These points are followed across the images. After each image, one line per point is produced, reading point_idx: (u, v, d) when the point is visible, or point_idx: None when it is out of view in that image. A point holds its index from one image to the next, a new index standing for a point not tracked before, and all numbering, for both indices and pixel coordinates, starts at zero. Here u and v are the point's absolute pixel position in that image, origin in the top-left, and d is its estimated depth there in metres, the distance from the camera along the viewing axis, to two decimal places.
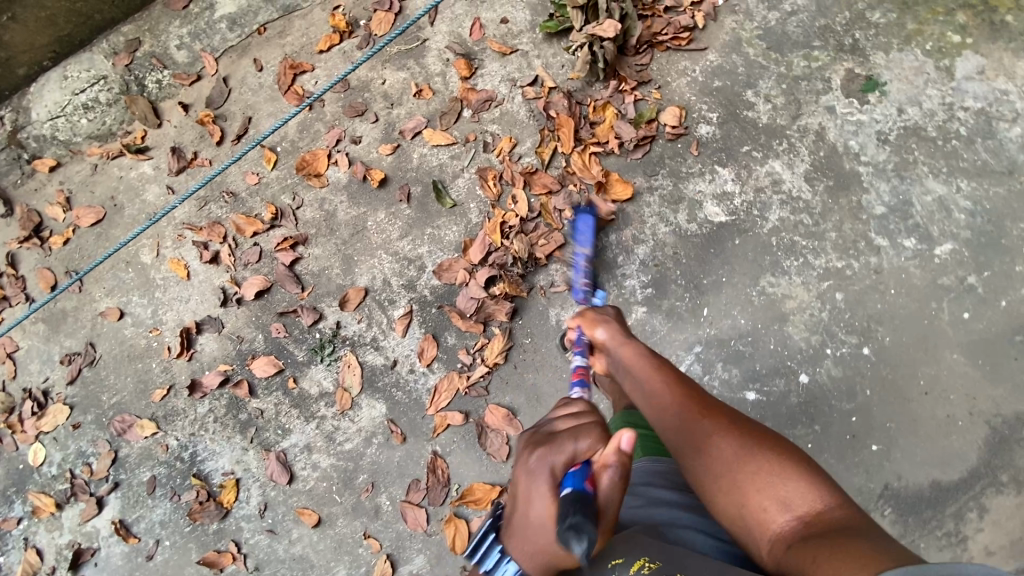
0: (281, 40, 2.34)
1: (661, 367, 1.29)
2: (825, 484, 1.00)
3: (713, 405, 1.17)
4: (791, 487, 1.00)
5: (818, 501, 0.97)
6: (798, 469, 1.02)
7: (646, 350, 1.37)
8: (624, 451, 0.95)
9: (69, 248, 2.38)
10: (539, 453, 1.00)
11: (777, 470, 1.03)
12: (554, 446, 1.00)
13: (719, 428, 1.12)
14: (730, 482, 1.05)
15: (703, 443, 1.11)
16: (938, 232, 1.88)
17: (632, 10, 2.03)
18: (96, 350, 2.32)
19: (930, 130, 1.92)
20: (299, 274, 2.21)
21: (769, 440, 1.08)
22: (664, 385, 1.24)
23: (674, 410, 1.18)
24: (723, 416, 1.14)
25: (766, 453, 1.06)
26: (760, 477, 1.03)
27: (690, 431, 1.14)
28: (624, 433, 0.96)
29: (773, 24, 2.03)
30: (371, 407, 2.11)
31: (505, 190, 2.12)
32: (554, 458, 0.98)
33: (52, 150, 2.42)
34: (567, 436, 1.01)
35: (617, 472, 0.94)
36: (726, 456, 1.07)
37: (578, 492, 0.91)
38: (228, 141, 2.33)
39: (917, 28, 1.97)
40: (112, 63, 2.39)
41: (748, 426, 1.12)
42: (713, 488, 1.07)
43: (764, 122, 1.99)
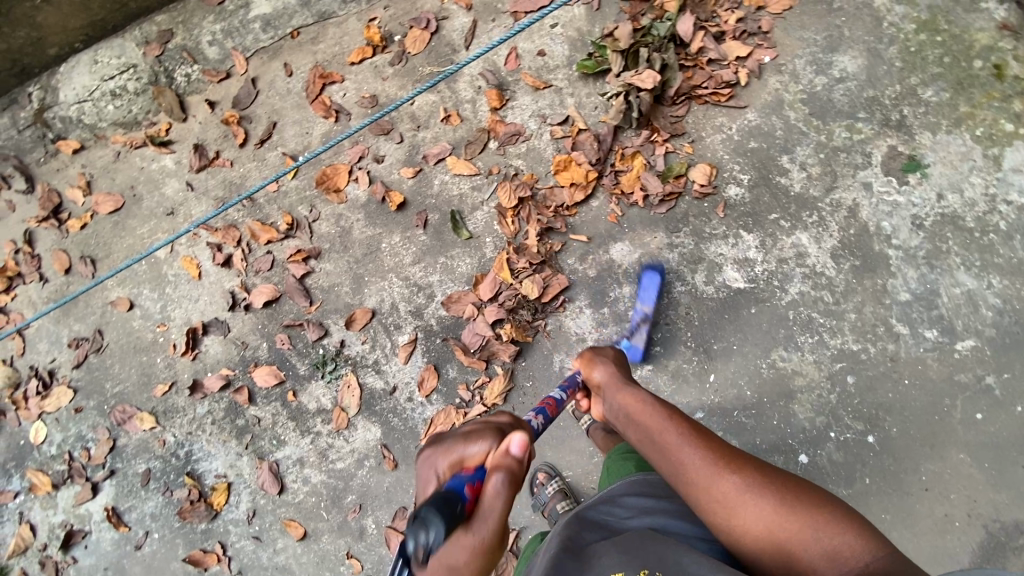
0: (313, 46, 2.31)
1: (673, 420, 1.25)
2: (854, 525, 0.97)
3: (734, 457, 1.12)
4: (832, 536, 0.96)
5: (857, 546, 0.94)
6: (834, 516, 0.99)
7: (655, 402, 1.32)
8: (513, 452, 1.06)
9: (86, 233, 2.40)
10: (435, 455, 1.12)
11: (813, 522, 0.99)
12: (447, 450, 1.11)
13: (750, 484, 1.07)
14: (766, 539, 1.01)
15: (736, 504, 1.05)
16: (962, 327, 1.82)
17: (673, 60, 1.99)
18: (103, 337, 2.35)
19: (968, 220, 1.85)
20: (309, 287, 2.21)
21: (796, 489, 1.05)
22: (679, 438, 1.19)
23: (694, 467, 1.13)
24: (748, 468, 1.09)
25: (799, 503, 1.02)
26: (796, 530, 0.99)
27: (718, 489, 1.08)
28: (516, 436, 1.08)
29: (819, 89, 1.96)
30: (366, 430, 2.12)
31: (522, 224, 2.09)
32: (444, 459, 1.09)
33: (77, 133, 2.43)
34: (460, 442, 1.11)
35: (502, 475, 1.01)
36: (760, 513, 1.03)
37: (454, 492, 0.97)
38: (252, 144, 2.31)
39: (970, 111, 1.88)
40: (143, 53, 2.38)
41: (774, 476, 1.08)
42: (751, 545, 1.03)
43: (796, 190, 1.93)
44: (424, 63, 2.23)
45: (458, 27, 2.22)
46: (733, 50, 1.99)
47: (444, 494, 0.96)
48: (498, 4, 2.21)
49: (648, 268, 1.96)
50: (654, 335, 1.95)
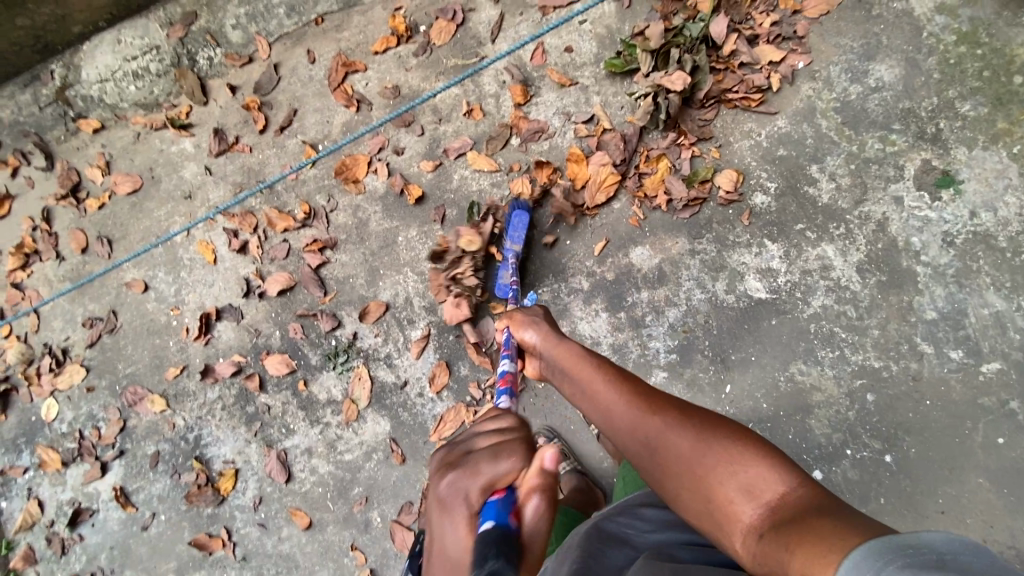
0: (337, 34, 2.28)
1: (601, 369, 1.20)
2: (776, 459, 0.91)
3: (659, 399, 1.07)
4: (751, 469, 0.90)
5: (778, 481, 0.87)
6: (757, 451, 0.92)
7: (584, 352, 1.27)
8: (547, 467, 0.92)
9: (103, 213, 2.40)
10: (457, 476, 0.95)
11: (732, 456, 0.92)
12: (473, 470, 0.95)
13: (673, 423, 1.01)
14: (688, 478, 0.95)
15: (660, 444, 1.00)
16: (988, 349, 1.78)
17: (705, 62, 1.94)
18: (117, 318, 2.35)
19: (1001, 240, 1.79)
20: (324, 278, 2.20)
21: (721, 427, 0.98)
22: (605, 385, 1.15)
23: (622, 414, 1.08)
24: (671, 408, 1.04)
25: (719, 437, 0.96)
26: (720, 469, 0.92)
27: (644, 432, 1.03)
28: (547, 450, 0.93)
29: (853, 98, 1.90)
30: (376, 423, 2.11)
31: (541, 214, 2.07)
32: (471, 484, 0.93)
33: (98, 112, 2.42)
34: (486, 459, 0.95)
35: (541, 497, 0.90)
36: (680, 450, 0.97)
37: (500, 529, 0.85)
38: (271, 130, 2.29)
39: (1009, 127, 1.82)
40: (166, 34, 2.36)
41: (698, 415, 1.02)
42: (676, 487, 0.97)
43: (823, 202, 1.88)
44: (448, 55, 2.19)
45: (485, 19, 2.18)
46: (767, 55, 1.94)
47: (495, 536, 0.84)
48: None
49: (514, 208, 2.03)
50: (671, 342, 1.92)
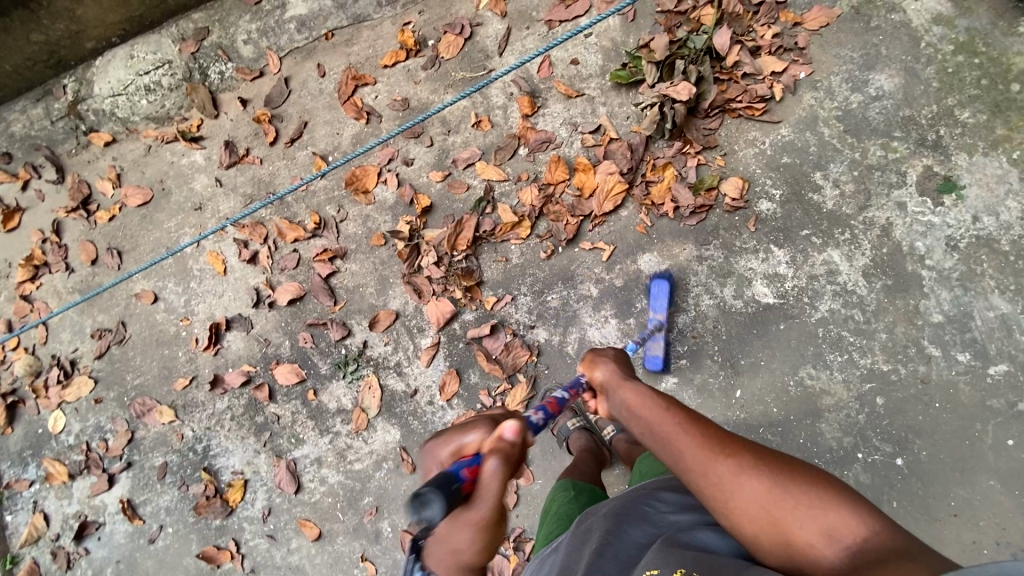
0: (347, 48, 2.33)
1: (662, 406, 1.16)
2: (853, 502, 0.93)
3: (727, 440, 1.05)
4: (833, 515, 0.91)
5: (860, 525, 0.90)
6: (834, 494, 0.94)
7: (640, 387, 1.24)
8: (506, 437, 1.07)
9: (113, 225, 2.42)
10: (434, 444, 1.15)
11: (814, 502, 0.93)
12: (447, 439, 1.14)
13: (747, 466, 1.00)
14: (766, 523, 0.95)
15: (735, 488, 0.99)
16: (995, 351, 1.80)
17: (709, 73, 1.99)
18: (126, 329, 2.36)
19: (1003, 243, 1.82)
20: (334, 287, 2.21)
21: (796, 468, 0.99)
22: (669, 424, 1.12)
23: (690, 454, 1.06)
24: (743, 450, 1.02)
25: (796, 480, 0.96)
26: (802, 514, 0.93)
27: (717, 476, 1.01)
28: (509, 423, 1.08)
29: (854, 106, 1.95)
30: (386, 432, 2.10)
31: (542, 223, 2.10)
32: (444, 449, 1.12)
33: (109, 126, 2.46)
34: (459, 430, 1.14)
35: (497, 458, 1.03)
36: (756, 494, 0.96)
37: (450, 474, 1.00)
38: (282, 142, 2.33)
39: (1007, 133, 1.86)
40: (178, 49, 2.40)
41: (770, 457, 1.01)
42: (750, 531, 0.96)
43: (828, 208, 1.92)
44: (457, 68, 2.24)
45: (492, 33, 2.23)
46: (769, 65, 1.98)
47: (441, 475, 0.99)
48: (534, 12, 2.21)
49: (657, 276, 1.96)
50: (681, 347, 1.93)
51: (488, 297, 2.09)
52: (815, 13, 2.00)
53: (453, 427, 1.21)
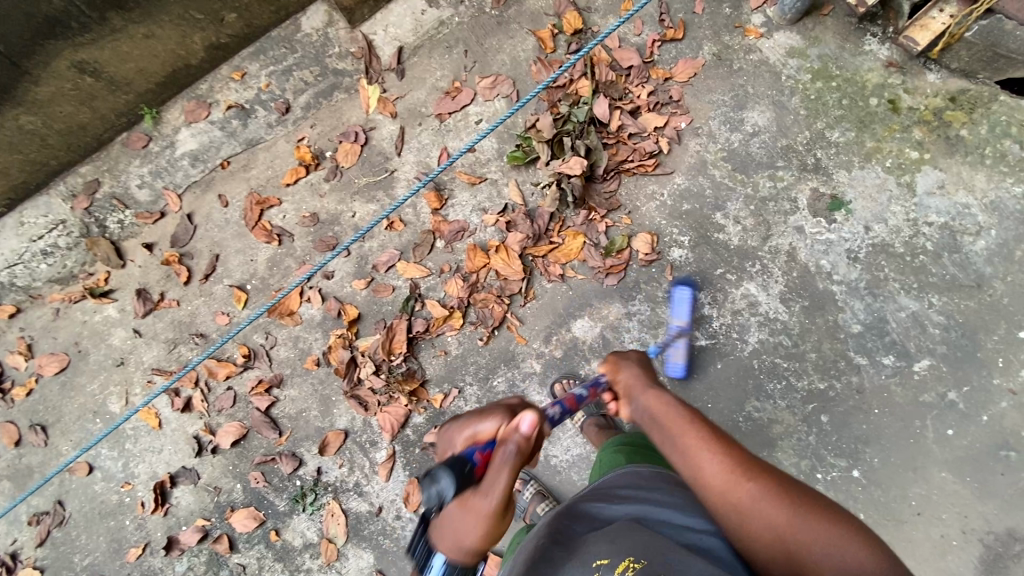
0: (245, 174, 2.31)
1: (694, 423, 1.11)
2: (875, 545, 0.90)
3: (754, 466, 1.01)
4: (858, 558, 0.88)
5: (879, 573, 0.86)
6: (857, 540, 0.90)
7: (673, 401, 1.18)
8: (521, 429, 1.07)
9: (32, 400, 2.27)
10: (454, 430, 1.18)
11: (834, 544, 0.90)
12: (466, 424, 1.17)
13: (768, 495, 0.97)
14: (784, 556, 0.92)
15: (753, 513, 0.96)
16: (915, 349, 1.89)
17: (597, 141, 2.07)
18: (64, 508, 2.20)
19: (897, 246, 1.94)
20: (276, 418, 2.15)
21: (818, 504, 0.95)
22: (701, 443, 1.06)
23: (714, 474, 1.02)
24: (766, 476, 0.99)
25: (819, 518, 0.93)
26: (817, 553, 0.90)
27: (734, 498, 0.98)
28: (526, 415, 1.09)
29: (737, 145, 2.05)
30: (358, 557, 2.03)
31: (472, 311, 2.10)
32: (461, 434, 1.15)
33: (10, 297, 2.32)
34: (478, 417, 1.16)
35: (511, 447, 1.05)
36: (775, 526, 0.94)
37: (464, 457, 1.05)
38: (196, 280, 2.27)
39: (876, 145, 1.99)
40: (70, 206, 2.32)
41: (793, 493, 0.97)
42: (763, 556, 0.95)
43: (735, 244, 2.00)
44: (359, 174, 2.25)
45: (387, 135, 2.25)
46: (651, 122, 2.08)
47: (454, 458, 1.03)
48: (423, 108, 2.25)
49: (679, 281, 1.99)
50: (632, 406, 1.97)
51: (434, 395, 2.06)
52: (682, 66, 2.11)
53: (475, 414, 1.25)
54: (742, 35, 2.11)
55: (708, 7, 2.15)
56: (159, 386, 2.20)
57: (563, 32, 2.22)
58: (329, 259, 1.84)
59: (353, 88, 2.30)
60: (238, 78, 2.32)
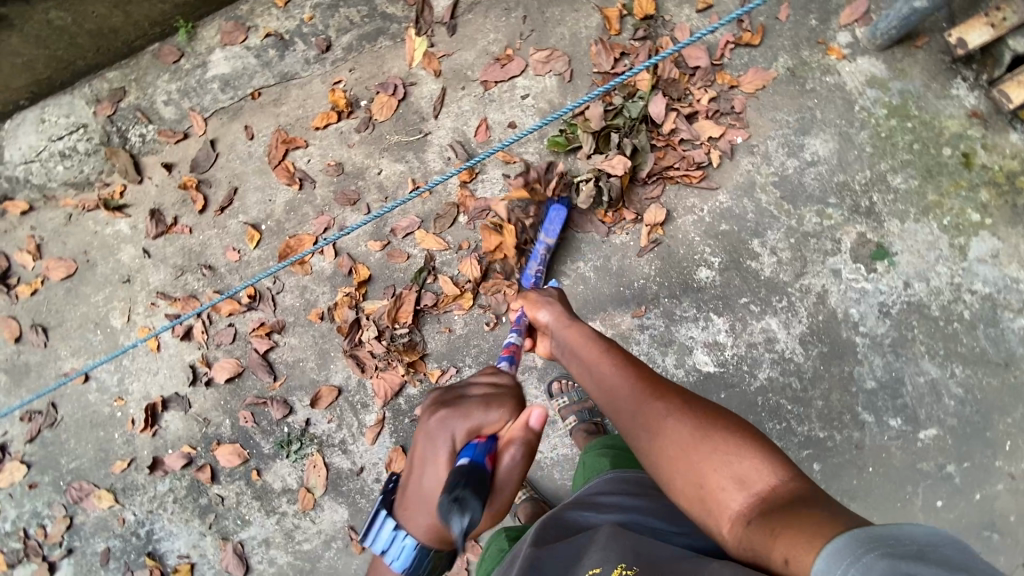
0: (275, 108, 2.21)
1: (610, 351, 1.18)
2: (773, 449, 0.89)
3: (662, 386, 1.04)
4: (752, 460, 0.87)
5: (767, 471, 0.86)
6: (751, 443, 0.90)
7: (597, 336, 1.25)
8: (531, 426, 1.08)
9: (36, 300, 2.27)
10: (449, 416, 1.08)
11: (727, 447, 0.90)
12: (467, 413, 1.08)
13: (675, 410, 0.98)
14: (680, 461, 0.92)
15: (658, 424, 0.98)
16: (925, 416, 1.84)
17: (645, 143, 1.97)
18: (57, 411, 2.24)
19: (933, 309, 1.85)
20: (273, 362, 2.15)
21: (721, 416, 0.96)
22: (613, 368, 1.13)
23: (625, 394, 1.06)
24: (674, 395, 1.01)
25: (721, 428, 0.93)
26: (713, 455, 0.90)
27: (644, 414, 1.01)
28: (536, 411, 1.08)
29: (790, 172, 1.94)
30: (333, 511, 2.06)
31: (483, 295, 2.05)
32: (462, 425, 1.06)
33: (25, 193, 2.29)
34: (481, 407, 1.09)
35: (519, 448, 1.06)
36: (679, 435, 0.94)
37: (476, 462, 0.99)
38: (211, 210, 2.22)
39: (938, 199, 1.87)
40: (93, 111, 2.25)
41: (701, 406, 0.98)
42: (667, 469, 0.95)
43: (765, 275, 1.92)
44: (391, 130, 2.14)
45: (427, 93, 2.14)
46: (705, 130, 1.96)
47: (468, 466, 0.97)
48: (469, 71, 2.13)
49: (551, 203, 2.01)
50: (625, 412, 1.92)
51: (432, 369, 2.05)
52: (752, 75, 1.97)
53: (468, 392, 1.14)
54: (824, 53, 1.96)
55: (793, 16, 1.99)
56: (162, 322, 2.19)
57: (632, 14, 2.06)
58: (356, 225, 1.74)
59: (399, 36, 2.17)
60: (281, 6, 2.23)
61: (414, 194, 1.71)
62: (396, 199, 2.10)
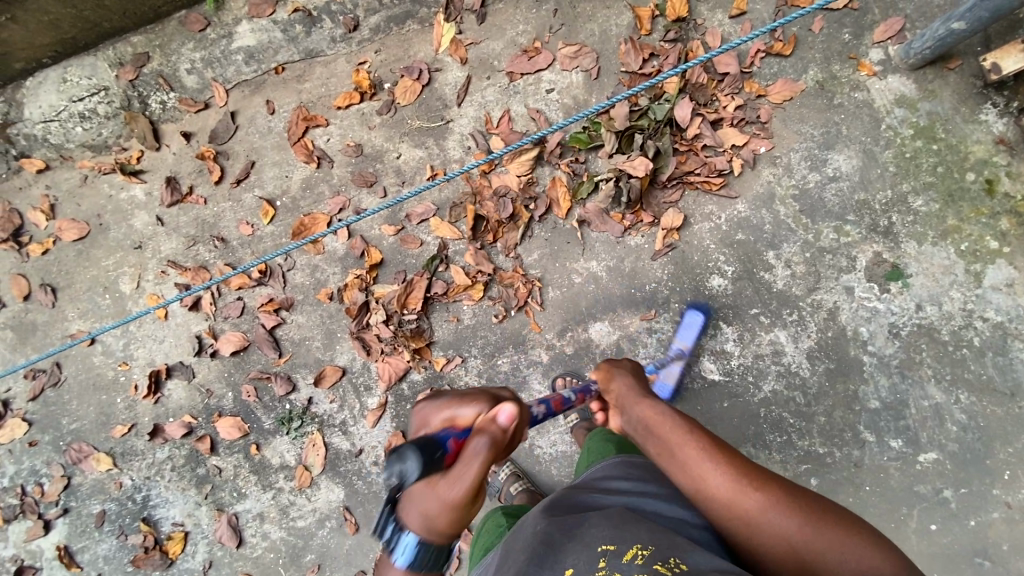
0: (298, 85, 2.20)
1: (692, 433, 1.15)
2: (882, 544, 0.94)
3: (759, 476, 1.04)
4: (872, 561, 0.91)
5: (887, 569, 0.90)
6: (861, 540, 0.94)
7: (673, 413, 1.22)
8: (500, 420, 1.06)
9: (47, 259, 2.27)
10: (428, 408, 1.16)
11: (840, 546, 0.94)
12: (441, 405, 1.15)
13: (778, 506, 1.00)
14: (792, 564, 0.96)
15: (765, 523, 0.99)
16: (926, 439, 1.84)
17: (667, 146, 1.96)
18: (61, 371, 2.25)
19: (943, 333, 1.85)
20: (279, 338, 2.15)
21: (822, 509, 0.99)
22: (700, 456, 1.09)
23: (721, 487, 1.04)
24: (773, 488, 1.02)
25: (827, 526, 0.97)
26: (828, 557, 0.94)
27: (745, 511, 1.01)
28: (506, 406, 1.07)
29: (811, 186, 1.93)
30: (329, 490, 2.07)
31: (494, 287, 2.05)
32: (437, 414, 1.12)
33: (42, 152, 2.28)
34: (457, 401, 1.13)
35: (485, 438, 1.03)
36: (784, 534, 0.97)
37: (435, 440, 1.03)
38: (227, 182, 2.21)
39: (957, 224, 1.87)
40: (115, 75, 2.24)
41: (805, 502, 1.00)
42: (776, 569, 0.98)
43: (778, 287, 1.91)
44: (413, 115, 2.13)
45: (451, 80, 2.13)
46: (729, 138, 1.95)
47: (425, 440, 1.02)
48: (495, 61, 2.11)
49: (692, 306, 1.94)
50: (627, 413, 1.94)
51: (437, 357, 2.05)
52: (781, 86, 1.96)
53: (454, 393, 1.21)
54: (854, 68, 1.95)
55: (827, 28, 1.97)
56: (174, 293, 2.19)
57: (664, 15, 2.04)
58: (374, 210, 1.73)
59: (428, 21, 2.16)
60: None
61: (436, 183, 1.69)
62: (416, 185, 2.09)
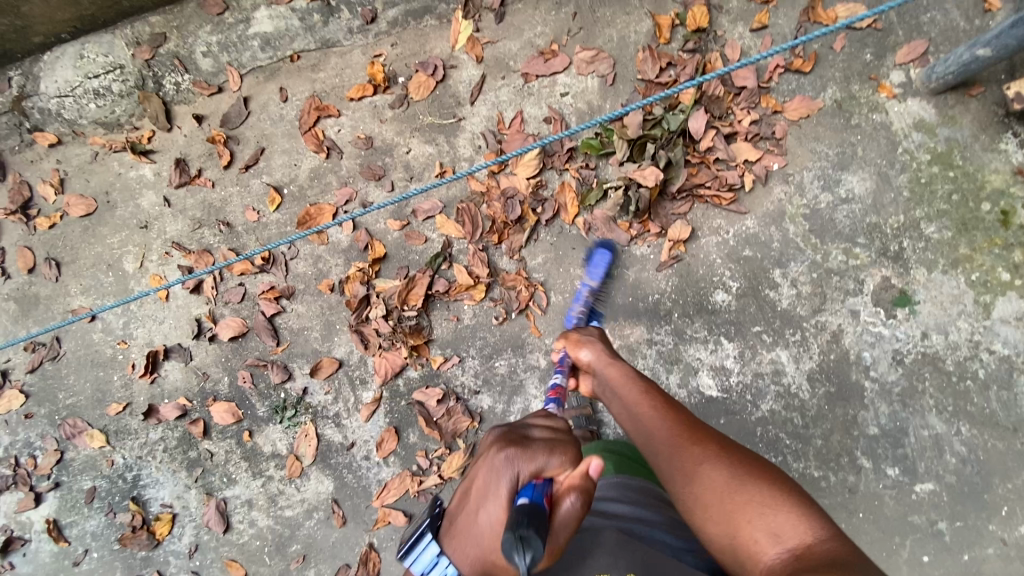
0: (312, 73, 2.20)
1: (650, 396, 1.24)
2: (807, 508, 0.94)
3: (700, 432, 1.10)
4: (786, 518, 0.92)
5: (805, 529, 0.90)
6: (783, 498, 0.95)
7: (638, 380, 1.31)
8: (589, 476, 1.01)
9: (53, 233, 2.28)
10: (509, 455, 1.02)
11: (763, 501, 0.95)
12: (525, 455, 1.03)
13: (710, 457, 1.04)
14: (717, 510, 0.97)
15: (694, 469, 1.03)
16: (923, 469, 1.81)
17: (679, 157, 1.94)
18: (60, 346, 2.25)
19: (948, 363, 1.82)
20: (278, 327, 2.15)
21: (754, 467, 1.02)
22: (652, 414, 1.18)
23: (664, 438, 1.12)
24: (711, 442, 1.07)
25: (753, 478, 0.99)
26: (748, 507, 0.95)
27: (679, 459, 1.06)
28: (594, 461, 1.02)
29: (822, 206, 1.91)
30: (319, 481, 2.07)
31: (496, 288, 2.03)
32: (522, 465, 1.01)
33: (55, 126, 2.29)
34: (543, 450, 1.04)
35: (577, 496, 0.97)
36: (713, 483, 1.00)
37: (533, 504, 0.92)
38: (236, 167, 2.21)
39: (969, 254, 1.84)
40: (132, 54, 2.23)
41: (738, 457, 1.04)
42: (700, 514, 1.00)
43: (782, 306, 1.89)
44: (426, 111, 2.12)
45: (466, 78, 2.11)
46: (742, 152, 1.93)
47: (527, 505, 0.91)
48: (511, 62, 2.10)
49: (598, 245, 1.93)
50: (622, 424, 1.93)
51: (435, 355, 2.04)
52: (798, 102, 1.94)
53: (527, 436, 1.10)
54: (874, 89, 1.92)
55: (848, 47, 1.95)
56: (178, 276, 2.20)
57: (684, 25, 2.02)
58: (379, 205, 1.70)
59: (446, 17, 2.15)
60: None
61: (446, 181, 1.67)
62: (423, 183, 2.09)
